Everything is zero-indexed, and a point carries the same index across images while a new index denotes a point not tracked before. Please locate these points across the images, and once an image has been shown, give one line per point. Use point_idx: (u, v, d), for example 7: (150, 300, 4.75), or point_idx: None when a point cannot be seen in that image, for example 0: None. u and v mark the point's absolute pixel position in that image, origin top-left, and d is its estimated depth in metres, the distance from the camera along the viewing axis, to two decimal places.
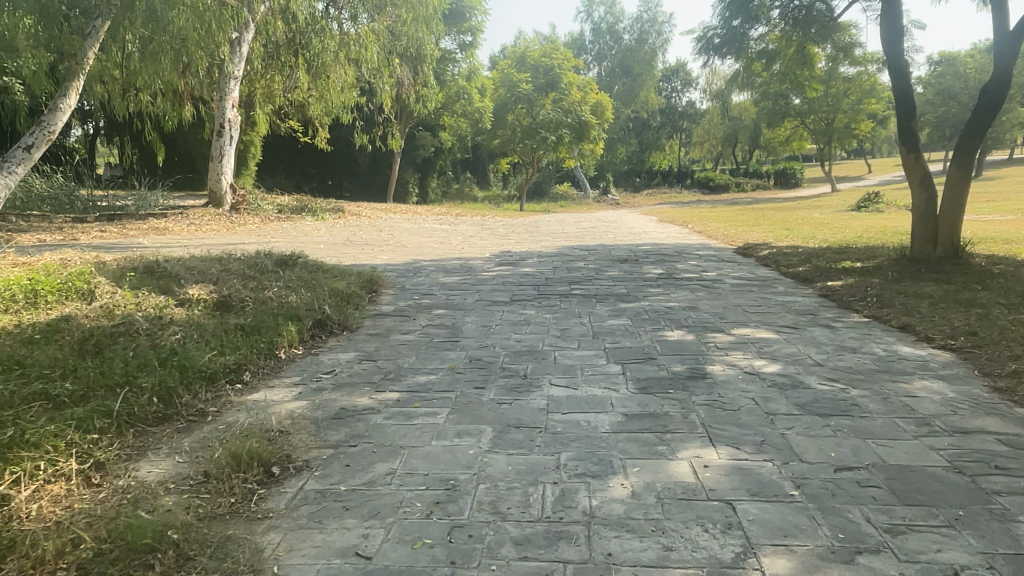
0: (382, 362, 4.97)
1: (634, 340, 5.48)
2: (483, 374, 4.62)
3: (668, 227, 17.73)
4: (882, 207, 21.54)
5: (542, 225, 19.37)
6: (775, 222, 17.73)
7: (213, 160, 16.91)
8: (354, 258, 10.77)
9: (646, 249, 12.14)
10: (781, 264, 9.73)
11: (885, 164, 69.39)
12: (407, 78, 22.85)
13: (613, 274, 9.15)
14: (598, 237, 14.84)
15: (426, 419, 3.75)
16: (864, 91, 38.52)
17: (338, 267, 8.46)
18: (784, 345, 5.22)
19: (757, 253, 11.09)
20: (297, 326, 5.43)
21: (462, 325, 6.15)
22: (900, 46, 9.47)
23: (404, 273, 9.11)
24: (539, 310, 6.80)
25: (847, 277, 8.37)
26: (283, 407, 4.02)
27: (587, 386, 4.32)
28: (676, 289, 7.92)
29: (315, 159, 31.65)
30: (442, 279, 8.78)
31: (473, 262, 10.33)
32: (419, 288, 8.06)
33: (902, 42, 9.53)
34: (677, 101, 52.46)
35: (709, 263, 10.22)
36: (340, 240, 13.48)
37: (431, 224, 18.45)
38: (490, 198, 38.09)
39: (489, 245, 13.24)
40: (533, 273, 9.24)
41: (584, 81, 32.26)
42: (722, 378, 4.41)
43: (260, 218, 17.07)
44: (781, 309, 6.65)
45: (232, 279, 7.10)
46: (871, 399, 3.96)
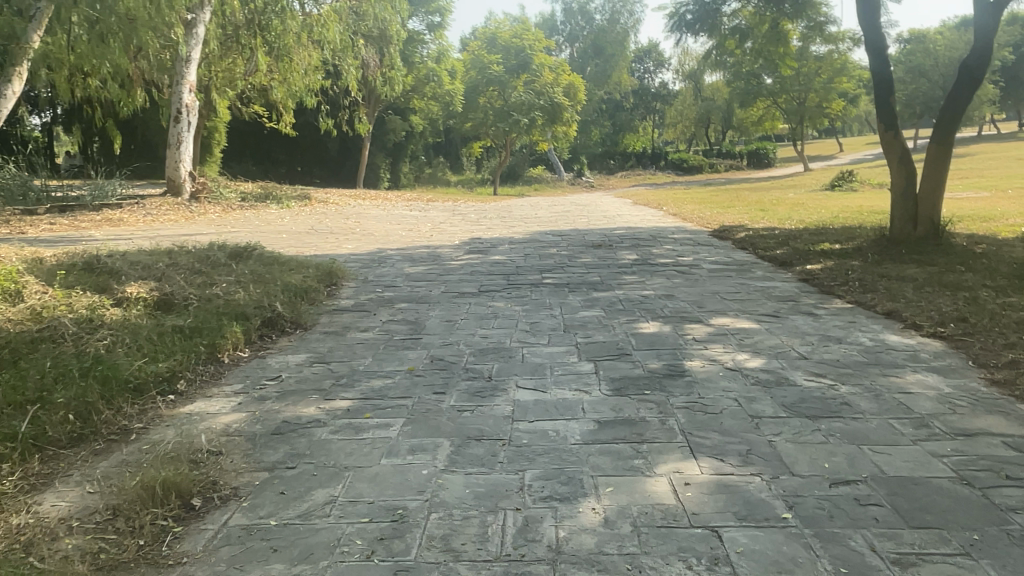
0: (334, 364, 4.56)
1: (607, 334, 5.13)
2: (444, 376, 4.25)
3: (643, 210, 17.43)
4: (856, 185, 21.47)
5: (515, 209, 18.96)
6: (750, 203, 17.53)
7: (170, 147, 16.21)
8: (316, 249, 10.29)
9: (620, 233, 11.80)
10: (758, 247, 9.44)
11: (856, 142, 69.94)
12: (373, 59, 22.20)
13: (585, 261, 8.79)
14: (571, 222, 14.48)
15: (377, 432, 3.37)
16: (835, 70, 38.49)
17: (296, 259, 8.01)
18: (766, 335, 4.91)
19: (734, 236, 10.80)
20: (243, 326, 5.01)
21: (425, 320, 5.76)
22: (877, 20, 9.18)
23: (367, 264, 8.67)
24: (507, 302, 6.42)
25: (826, 259, 8.11)
26: (219, 421, 3.61)
27: (556, 388, 3.96)
28: (651, 276, 7.59)
29: (282, 145, 30.85)
30: (408, 269, 8.36)
31: (441, 250, 9.91)
32: (381, 280, 7.64)
33: (879, 16, 9.24)
34: (649, 82, 52.11)
35: (685, 247, 9.90)
36: (304, 229, 12.96)
37: (401, 210, 17.95)
38: (463, 182, 37.60)
39: (460, 232, 12.84)
40: (503, 261, 8.86)
41: (556, 62, 31.77)
42: (702, 376, 4.07)
43: (222, 207, 16.45)
44: (761, 296, 6.34)
45: (178, 275, 6.62)
46: (864, 397, 3.65)
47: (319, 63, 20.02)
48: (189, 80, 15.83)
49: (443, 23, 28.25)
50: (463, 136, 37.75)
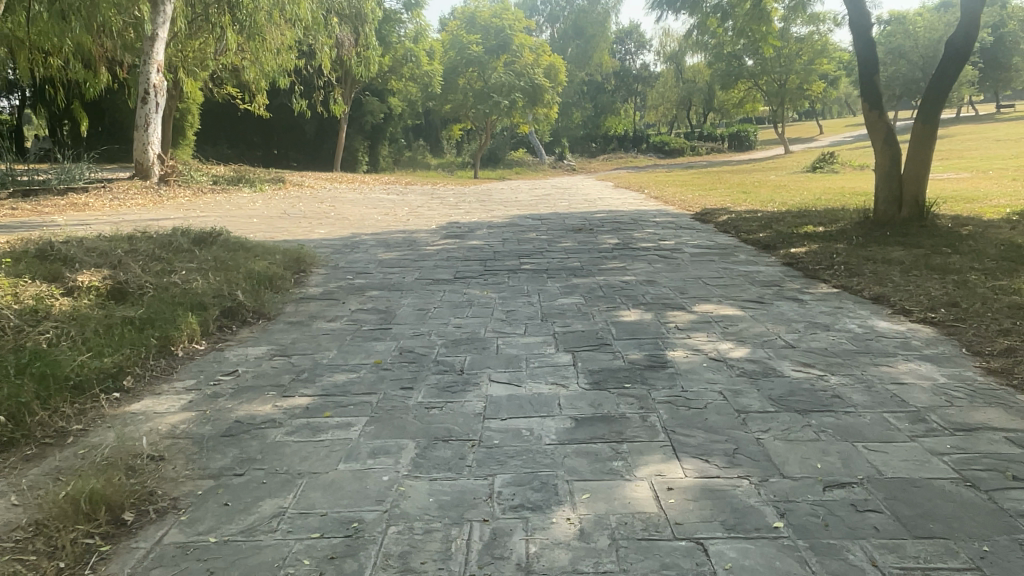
0: (296, 356, 4.29)
1: (586, 323, 4.90)
2: (412, 369, 4.01)
3: (624, 193, 17.20)
4: (837, 167, 21.39)
5: (495, 192, 18.65)
6: (732, 185, 17.36)
7: (138, 129, 15.69)
8: (288, 234, 9.95)
9: (601, 217, 11.57)
10: (741, 230, 9.25)
11: (836, 124, 70.14)
12: (347, 38, 21.65)
13: (565, 245, 8.55)
14: (552, 205, 14.22)
15: (336, 432, 3.12)
16: (816, 52, 38.37)
17: (264, 244, 7.69)
18: (751, 323, 4.70)
19: (716, 219, 10.61)
20: (200, 317, 4.73)
21: (396, 308, 5.50)
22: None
23: (339, 250, 8.36)
24: (484, 288, 6.17)
25: (810, 242, 7.93)
26: (165, 421, 3.34)
27: (530, 382, 3.72)
28: (632, 261, 7.36)
29: (257, 127, 30.23)
30: (381, 254, 8.07)
31: (416, 235, 9.62)
32: (353, 266, 7.35)
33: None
34: (631, 64, 51.66)
35: (667, 231, 9.68)
36: (277, 214, 12.59)
37: (379, 194, 17.59)
38: (444, 165, 37.14)
39: (437, 216, 12.53)
40: (480, 246, 8.59)
41: (537, 42, 31.32)
42: (685, 368, 3.85)
43: (193, 191, 16.00)
44: (745, 281, 6.14)
45: (135, 262, 6.28)
46: (856, 389, 3.45)
47: (292, 42, 19.68)
48: (157, 60, 15.28)
49: (420, 2, 27.60)
50: (443, 118, 37.24)
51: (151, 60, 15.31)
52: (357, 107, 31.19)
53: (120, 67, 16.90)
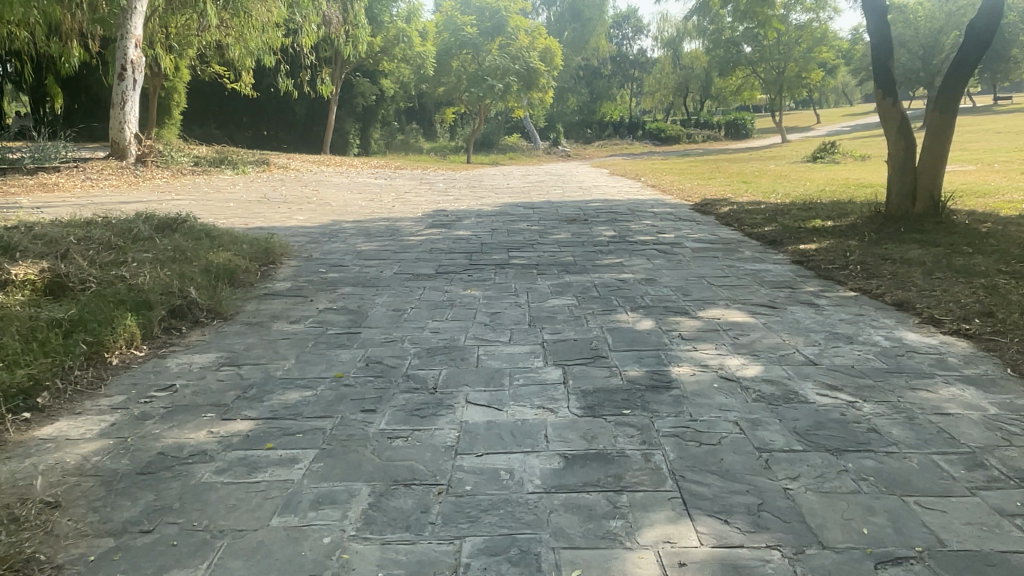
0: (247, 366, 3.75)
1: (578, 330, 4.37)
2: (380, 385, 3.47)
3: (620, 181, 16.64)
4: (838, 157, 20.90)
5: (486, 178, 18.06)
6: (732, 174, 16.83)
7: (114, 106, 15.00)
8: (264, 221, 9.38)
9: (596, 206, 11.02)
10: (745, 223, 8.73)
11: (833, 114, 69.44)
12: (335, 16, 20.85)
13: (558, 237, 8.01)
14: (545, 193, 13.65)
15: (275, 471, 2.58)
16: (815, 40, 37.67)
17: (232, 234, 7.12)
18: (765, 333, 4.18)
19: (717, 210, 10.08)
20: (143, 318, 4.18)
21: (370, 308, 4.96)
22: None
23: (315, 239, 7.80)
24: (468, 285, 5.63)
25: (819, 238, 7.43)
26: (76, 451, 2.80)
27: (513, 405, 3.19)
28: (629, 256, 6.84)
29: (246, 107, 29.43)
30: (361, 245, 7.53)
31: (400, 224, 9.04)
32: (328, 257, 6.80)
33: None
34: (628, 49, 50.71)
35: (666, 222, 9.15)
36: (256, 198, 11.99)
37: (366, 178, 16.97)
38: (436, 149, 36.42)
39: (425, 203, 11.96)
40: (467, 236, 8.05)
41: (532, 25, 30.60)
42: (693, 389, 3.33)
43: (171, 173, 15.36)
44: (753, 282, 5.63)
45: (83, 251, 5.69)
46: (895, 422, 2.95)
47: (278, 19, 19.09)
48: (134, 34, 14.59)
49: None
50: (436, 101, 36.46)
51: (128, 35, 14.62)
52: (348, 88, 30.41)
53: (93, 40, 16.19)
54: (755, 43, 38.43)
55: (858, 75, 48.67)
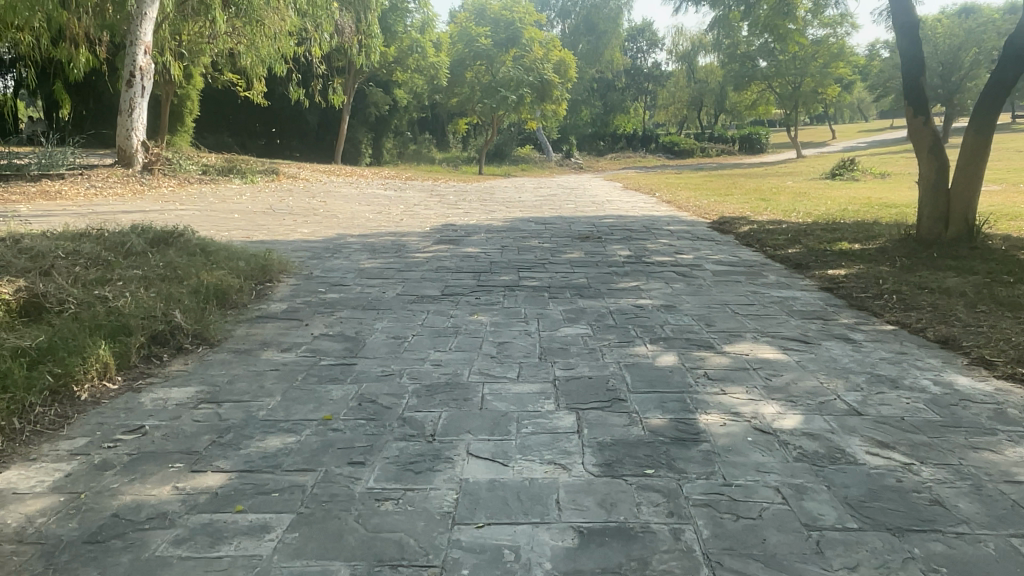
0: (227, 404, 3.40)
1: (593, 365, 3.99)
2: (371, 431, 3.10)
3: (634, 196, 16.28)
4: (857, 174, 20.44)
5: (498, 191, 17.73)
6: (749, 191, 16.45)
7: (122, 113, 14.81)
8: (267, 234, 9.08)
9: (610, 223, 10.66)
10: (767, 244, 8.34)
11: (848, 130, 68.96)
12: (348, 25, 20.67)
13: (571, 257, 7.65)
14: (558, 207, 13.29)
15: (242, 544, 2.22)
16: (831, 55, 37.23)
17: (230, 249, 6.79)
18: (800, 374, 3.79)
19: (737, 229, 9.70)
20: (120, 345, 3.84)
21: (368, 335, 4.60)
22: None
23: (317, 255, 7.48)
24: (475, 310, 5.26)
25: (848, 262, 7.03)
26: (19, 510, 2.45)
27: (520, 459, 2.82)
28: (646, 279, 6.46)
29: (258, 115, 29.30)
30: (364, 262, 7.20)
31: (407, 239, 8.72)
32: (329, 274, 6.47)
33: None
34: (642, 62, 50.44)
35: (684, 242, 8.77)
36: (262, 209, 11.71)
37: (376, 189, 16.69)
38: (448, 159, 36.20)
39: (434, 216, 11.64)
40: (476, 254, 7.71)
41: (547, 37, 30.38)
42: (725, 443, 2.95)
43: (178, 181, 15.14)
44: (781, 312, 5.24)
45: (68, 266, 5.36)
46: (961, 493, 2.56)
47: (291, 28, 18.92)
48: (143, 41, 14.41)
49: None
50: (449, 111, 36.28)
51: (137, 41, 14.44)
52: (360, 98, 30.26)
53: (102, 46, 16.03)
54: (771, 58, 38.08)
55: (874, 92, 48.17)
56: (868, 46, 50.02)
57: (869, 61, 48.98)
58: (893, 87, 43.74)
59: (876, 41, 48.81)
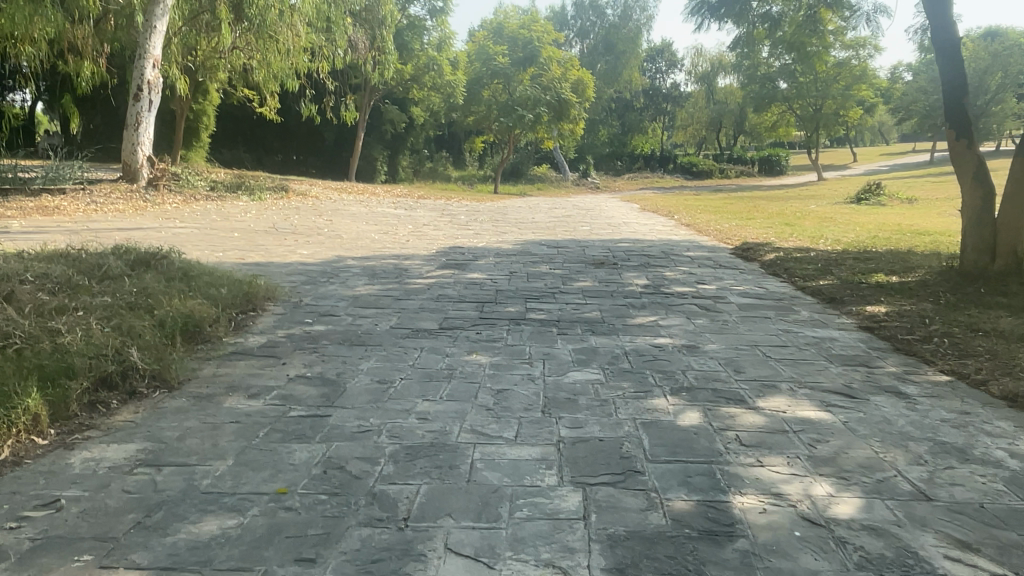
0: (168, 468, 2.87)
1: (605, 423, 3.41)
2: (333, 511, 2.54)
3: (652, 218, 15.73)
4: (883, 199, 19.76)
5: (511, 211, 17.25)
6: (772, 214, 15.84)
7: (128, 127, 14.54)
8: (264, 255, 8.62)
9: (627, 247, 10.12)
10: (796, 274, 7.75)
11: (870, 153, 68.11)
12: (362, 40, 20.44)
13: (583, 285, 7.10)
14: (571, 229, 12.76)
15: None
16: (853, 77, 36.57)
17: (215, 272, 6.32)
18: (852, 443, 3.20)
19: (762, 257, 9.11)
20: (57, 391, 3.36)
21: (351, 378, 4.07)
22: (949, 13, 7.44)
23: (312, 280, 7.00)
24: (473, 348, 4.72)
25: (887, 297, 6.43)
26: None
27: (511, 559, 2.25)
28: (665, 313, 5.88)
29: (273, 131, 29.13)
30: (361, 288, 6.70)
31: (410, 262, 8.23)
32: (321, 302, 5.97)
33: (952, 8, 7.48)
34: (661, 83, 50.03)
35: (705, 269, 8.20)
36: (264, 227, 11.29)
37: (386, 207, 16.27)
38: (464, 177, 35.84)
39: (442, 237, 11.17)
40: (481, 280, 7.19)
41: (565, 56, 30.09)
42: (766, 541, 2.36)
43: (184, 197, 14.79)
44: (819, 357, 4.65)
45: (29, 291, 4.90)
46: None
47: (305, 44, 18.71)
48: (152, 54, 14.19)
49: (445, 8, 26.48)
50: (465, 130, 36.02)
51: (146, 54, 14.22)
52: (376, 115, 30.03)
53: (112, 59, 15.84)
54: (792, 80, 37.55)
55: (897, 114, 47.34)
56: (890, 69, 49.31)
57: (892, 83, 48.22)
58: (916, 110, 42.93)
59: (898, 64, 48.09)
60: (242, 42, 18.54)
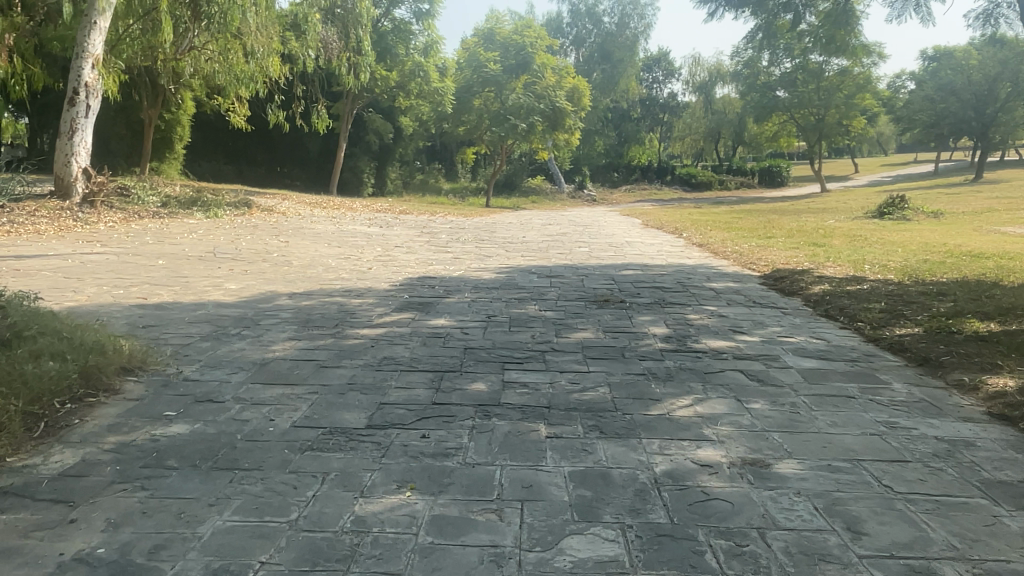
0: None
1: None
2: None
3: (658, 236, 14.01)
4: (908, 214, 18.03)
5: (499, 228, 15.44)
6: (794, 232, 14.07)
7: (61, 135, 12.80)
8: (178, 291, 6.81)
9: (635, 276, 8.35)
10: (861, 321, 5.94)
11: (871, 164, 66.67)
12: (335, 39, 18.66)
13: (583, 336, 5.29)
14: (567, 252, 10.96)
15: None
16: (857, 85, 34.79)
17: (65, 328, 4.50)
18: None
19: (807, 290, 7.32)
20: None
21: (169, 568, 2.24)
22: None
23: (217, 334, 5.17)
24: (412, 476, 2.90)
25: (1007, 361, 4.62)
26: None
27: None
28: (703, 389, 4.07)
29: (253, 141, 27.35)
30: (279, 344, 4.90)
31: (361, 303, 6.44)
32: (207, 375, 4.16)
33: None
34: (658, 93, 48.41)
35: (738, 310, 6.41)
36: (202, 252, 9.50)
37: (359, 225, 14.49)
38: (456, 189, 34.10)
39: (414, 262, 9.39)
40: (447, 330, 5.39)
41: (560, 64, 28.51)
42: None
43: (127, 216, 12.98)
44: (972, 493, 2.84)
45: None
46: None
47: (274, 45, 16.99)
48: (92, 53, 12.66)
49: (431, 10, 24.71)
50: (456, 141, 34.36)
51: (85, 53, 12.65)
52: (361, 124, 28.31)
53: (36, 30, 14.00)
54: (792, 88, 35.87)
55: (899, 125, 45.75)
56: (891, 78, 47.86)
57: (894, 93, 46.67)
58: (920, 120, 41.24)
59: (901, 73, 46.64)
60: (202, 43, 16.78)
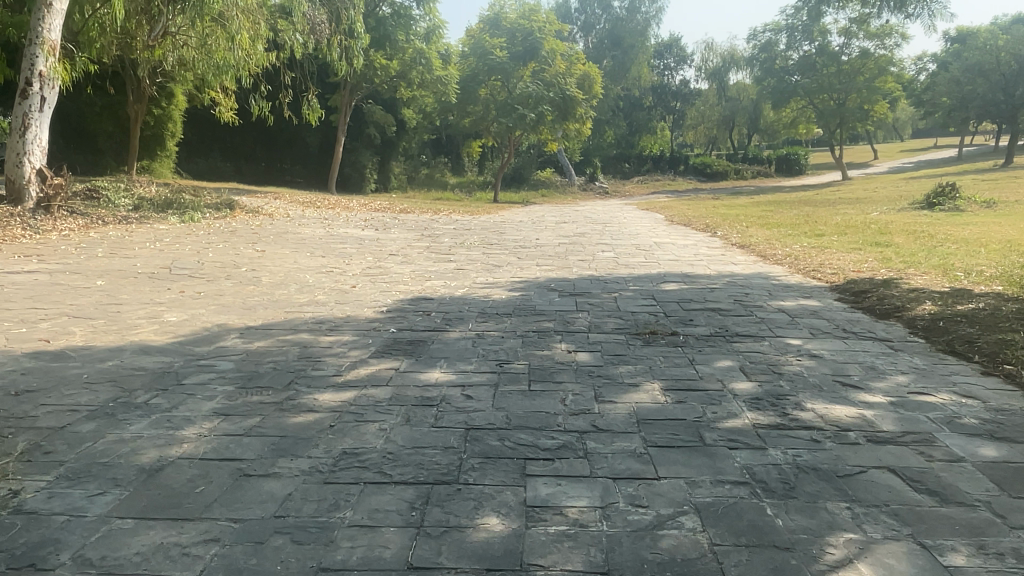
0: None
1: None
2: None
3: (688, 234, 12.41)
4: (961, 204, 16.29)
5: (508, 228, 13.89)
6: (842, 227, 12.42)
7: (12, 132, 11.28)
8: (100, 327, 5.29)
9: (677, 291, 6.77)
10: (1012, 363, 4.30)
11: (889, 150, 64.55)
12: (323, 21, 16.94)
13: (636, 399, 3.71)
14: (589, 258, 9.39)
15: None
16: (879, 69, 32.77)
17: None
18: None
19: (910, 313, 5.67)
20: None
21: None
22: None
23: (113, 406, 3.61)
24: None
25: None
26: None
27: None
28: (857, 520, 2.46)
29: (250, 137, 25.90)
30: (193, 426, 3.33)
31: (329, 342, 4.88)
32: (53, 502, 2.60)
33: None
34: (670, 80, 46.60)
35: (829, 344, 4.82)
36: (157, 267, 7.95)
37: (352, 228, 13.02)
38: (463, 184, 32.56)
39: (409, 276, 7.86)
40: (441, 392, 3.81)
41: (570, 50, 26.79)
42: None
43: (88, 223, 11.47)
44: None
45: None
46: None
47: (256, 27, 15.37)
48: (47, 38, 11.11)
49: None
50: (461, 133, 32.74)
51: (38, 39, 11.10)
52: (360, 117, 26.72)
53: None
54: (811, 71, 33.89)
55: (923, 109, 43.75)
56: (913, 60, 45.79)
57: (915, 77, 44.63)
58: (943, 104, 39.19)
59: (922, 55, 44.56)
60: (179, 28, 15.18)
